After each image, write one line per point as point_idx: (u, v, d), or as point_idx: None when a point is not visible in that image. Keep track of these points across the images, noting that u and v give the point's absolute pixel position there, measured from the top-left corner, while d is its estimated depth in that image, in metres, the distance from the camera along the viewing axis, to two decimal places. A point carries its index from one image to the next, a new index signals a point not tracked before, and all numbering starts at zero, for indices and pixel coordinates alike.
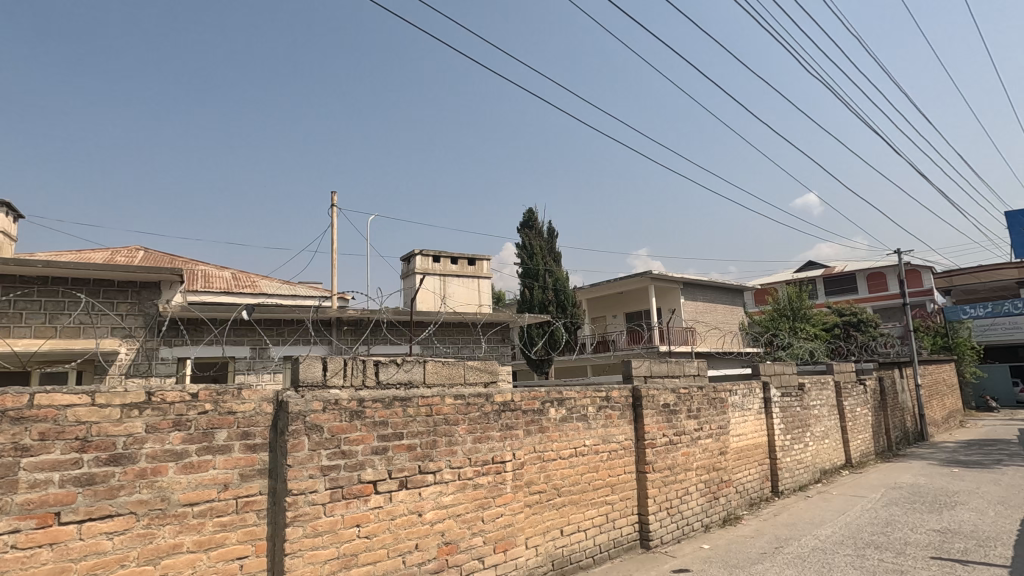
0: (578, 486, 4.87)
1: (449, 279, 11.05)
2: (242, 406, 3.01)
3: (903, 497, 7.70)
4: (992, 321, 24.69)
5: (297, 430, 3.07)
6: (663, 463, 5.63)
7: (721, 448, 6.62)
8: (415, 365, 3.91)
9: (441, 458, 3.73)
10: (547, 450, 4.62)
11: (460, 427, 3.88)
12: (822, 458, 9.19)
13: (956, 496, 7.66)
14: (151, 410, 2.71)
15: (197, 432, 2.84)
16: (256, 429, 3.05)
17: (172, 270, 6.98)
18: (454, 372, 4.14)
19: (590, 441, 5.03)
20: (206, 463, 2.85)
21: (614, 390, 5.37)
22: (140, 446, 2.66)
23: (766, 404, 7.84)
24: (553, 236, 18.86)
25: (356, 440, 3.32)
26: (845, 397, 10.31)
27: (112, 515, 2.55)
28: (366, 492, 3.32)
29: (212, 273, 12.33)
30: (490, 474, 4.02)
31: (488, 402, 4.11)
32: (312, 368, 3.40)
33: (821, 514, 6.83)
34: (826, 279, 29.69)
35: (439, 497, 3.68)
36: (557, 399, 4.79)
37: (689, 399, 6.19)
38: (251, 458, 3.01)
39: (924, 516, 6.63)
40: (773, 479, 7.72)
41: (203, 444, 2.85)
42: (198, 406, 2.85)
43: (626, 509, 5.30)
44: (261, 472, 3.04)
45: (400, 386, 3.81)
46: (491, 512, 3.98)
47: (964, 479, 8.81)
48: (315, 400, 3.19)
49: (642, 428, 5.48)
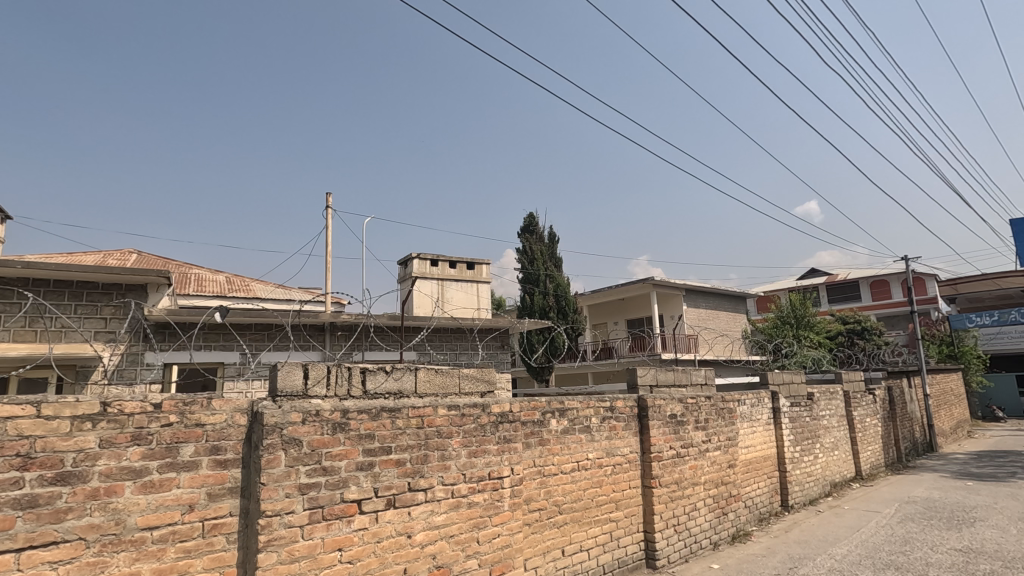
0: (580, 503, 4.56)
1: (447, 283, 10.76)
2: (211, 418, 2.73)
3: (919, 512, 7.38)
4: (998, 330, 24.36)
5: (272, 445, 2.79)
6: (670, 478, 5.33)
7: (730, 461, 6.31)
8: (406, 373, 3.61)
9: (433, 474, 3.44)
10: (548, 464, 4.33)
11: (454, 440, 3.60)
12: (832, 471, 8.88)
13: (975, 511, 7.34)
14: (107, 423, 2.44)
15: (159, 447, 2.55)
16: (227, 442, 2.77)
17: (159, 271, 6.73)
18: (448, 381, 3.84)
19: (593, 454, 4.73)
20: (169, 482, 2.57)
21: (619, 400, 5.08)
22: (92, 463, 2.38)
23: (775, 413, 7.55)
24: (553, 241, 18.60)
25: (338, 455, 3.04)
26: (855, 408, 9.99)
27: (57, 542, 2.26)
28: (349, 512, 3.02)
29: (205, 276, 12.06)
30: (486, 491, 3.73)
31: (484, 413, 3.82)
32: (292, 376, 3.13)
33: (835, 531, 6.53)
34: (829, 287, 29.42)
35: (431, 517, 3.39)
36: (559, 409, 4.50)
37: (697, 409, 5.88)
38: (221, 475, 2.72)
39: (943, 534, 6.31)
40: (783, 493, 7.42)
41: (166, 460, 2.57)
42: (161, 418, 2.58)
43: (631, 527, 5.00)
44: (232, 491, 2.75)
45: (389, 396, 3.51)
46: (486, 532, 3.69)
47: (980, 493, 8.48)
48: (293, 411, 2.91)
49: (647, 440, 5.19)
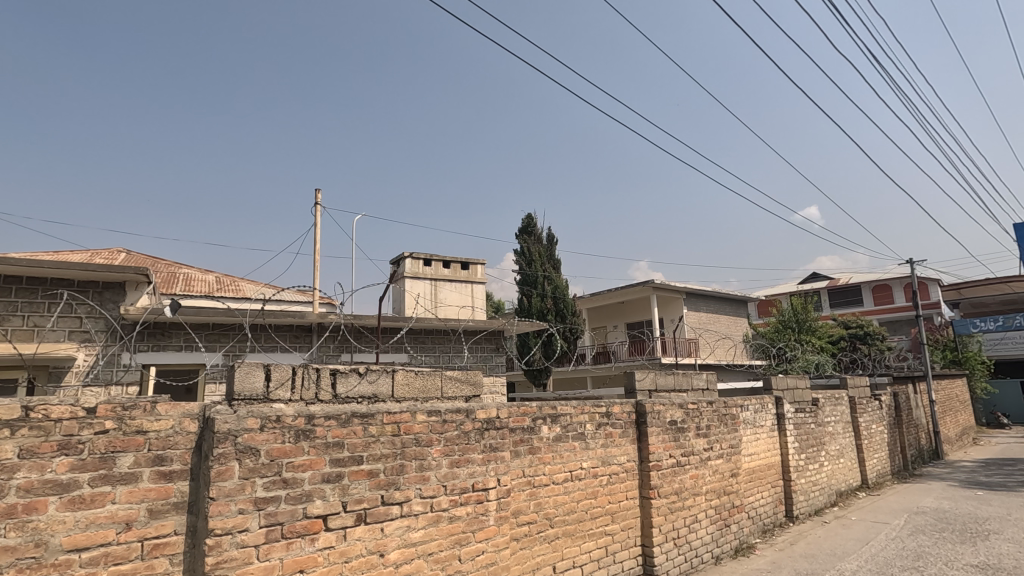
0: (573, 515, 4.26)
1: (441, 283, 10.47)
2: (155, 424, 2.44)
3: (929, 524, 7.08)
4: (1003, 336, 24.05)
5: (225, 454, 2.49)
6: (670, 488, 5.02)
7: (732, 470, 6.00)
8: (382, 376, 3.33)
9: (410, 486, 3.14)
10: (538, 474, 4.03)
11: (435, 449, 3.29)
12: (838, 479, 8.57)
13: (988, 523, 7.03)
14: (29, 430, 2.15)
15: (91, 458, 2.26)
16: (173, 452, 2.47)
17: (136, 269, 6.41)
18: (430, 384, 3.55)
19: (587, 463, 4.44)
20: (103, 497, 2.27)
21: (616, 406, 4.77)
22: (9, 476, 2.09)
23: (779, 420, 7.24)
24: (553, 242, 18.30)
25: (302, 466, 2.74)
26: (860, 414, 9.68)
27: None
28: (313, 529, 2.72)
29: (194, 276, 11.76)
30: (470, 504, 3.43)
31: (468, 420, 3.51)
32: (251, 378, 2.84)
33: (843, 544, 6.21)
34: (831, 291, 29.19)
35: (407, 533, 3.08)
36: (551, 415, 4.20)
37: (698, 415, 5.58)
38: (165, 489, 2.43)
39: (957, 548, 6.00)
40: (787, 503, 7.10)
41: (100, 472, 2.28)
42: (95, 425, 2.29)
43: (628, 541, 4.69)
44: (178, 506, 2.46)
45: (362, 401, 3.23)
46: (469, 549, 3.38)
47: (992, 504, 8.16)
48: (250, 417, 2.61)
49: (646, 448, 4.89)
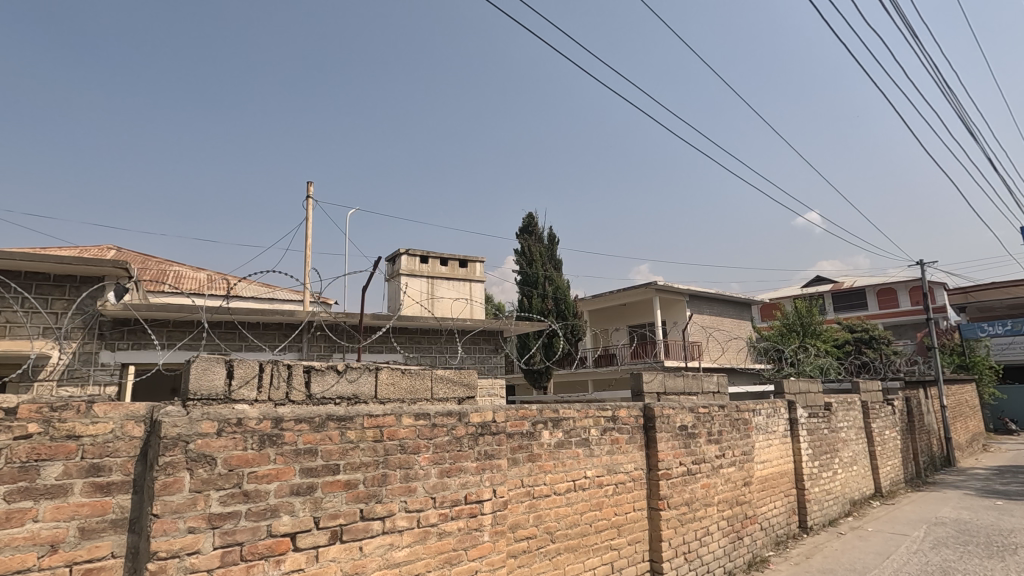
0: (577, 529, 3.89)
1: (437, 281, 10.12)
2: (91, 428, 2.08)
3: (951, 536, 6.70)
4: (1011, 340, 23.62)
5: (173, 464, 2.14)
6: (679, 498, 4.66)
7: (745, 479, 5.63)
8: (363, 374, 2.98)
9: (393, 498, 2.78)
10: (539, 484, 3.68)
11: (422, 457, 2.93)
12: (851, 488, 8.18)
13: (1013, 536, 6.64)
14: None
15: (10, 467, 1.91)
16: (112, 461, 2.12)
17: (115, 262, 6.07)
18: (418, 385, 3.19)
19: (592, 472, 4.08)
20: (22, 514, 1.92)
21: (622, 409, 4.41)
22: None
23: (792, 425, 6.87)
24: (553, 242, 17.96)
25: (266, 477, 2.38)
26: (873, 419, 9.30)
27: None
28: (278, 550, 2.36)
29: (185, 274, 11.45)
30: (461, 519, 3.06)
31: (460, 424, 3.15)
32: (210, 375, 2.50)
33: (861, 558, 5.84)
34: (835, 294, 28.83)
35: (390, 552, 2.72)
36: (552, 419, 3.84)
37: (709, 420, 5.22)
38: (102, 503, 2.08)
39: (985, 563, 5.62)
40: (800, 513, 6.72)
41: (20, 485, 1.92)
42: (16, 429, 1.94)
43: (635, 556, 4.32)
44: (116, 524, 2.11)
45: (340, 402, 2.88)
46: (461, 569, 3.02)
47: (1015, 515, 7.75)
48: (206, 419, 2.25)
49: (654, 455, 4.52)
